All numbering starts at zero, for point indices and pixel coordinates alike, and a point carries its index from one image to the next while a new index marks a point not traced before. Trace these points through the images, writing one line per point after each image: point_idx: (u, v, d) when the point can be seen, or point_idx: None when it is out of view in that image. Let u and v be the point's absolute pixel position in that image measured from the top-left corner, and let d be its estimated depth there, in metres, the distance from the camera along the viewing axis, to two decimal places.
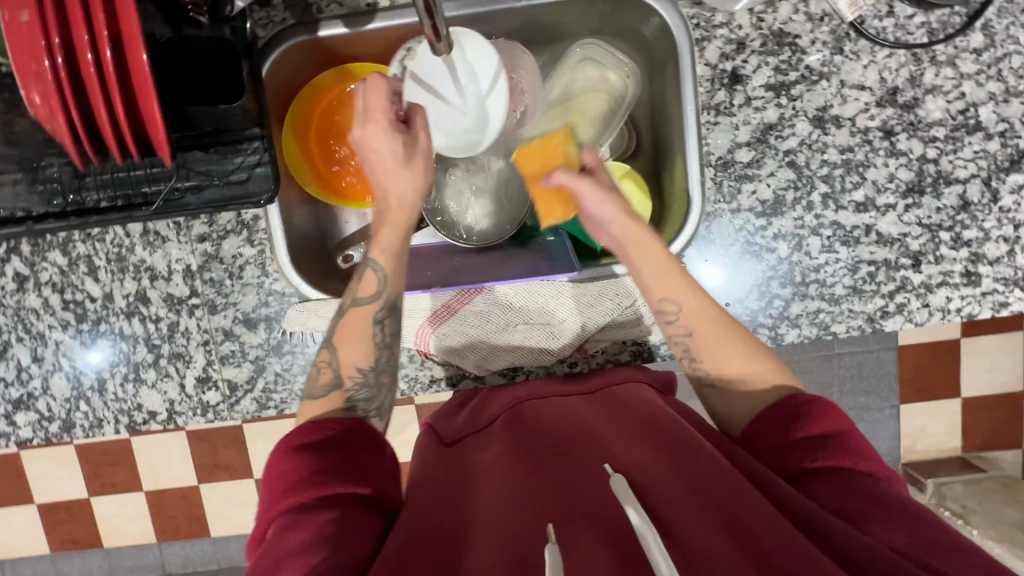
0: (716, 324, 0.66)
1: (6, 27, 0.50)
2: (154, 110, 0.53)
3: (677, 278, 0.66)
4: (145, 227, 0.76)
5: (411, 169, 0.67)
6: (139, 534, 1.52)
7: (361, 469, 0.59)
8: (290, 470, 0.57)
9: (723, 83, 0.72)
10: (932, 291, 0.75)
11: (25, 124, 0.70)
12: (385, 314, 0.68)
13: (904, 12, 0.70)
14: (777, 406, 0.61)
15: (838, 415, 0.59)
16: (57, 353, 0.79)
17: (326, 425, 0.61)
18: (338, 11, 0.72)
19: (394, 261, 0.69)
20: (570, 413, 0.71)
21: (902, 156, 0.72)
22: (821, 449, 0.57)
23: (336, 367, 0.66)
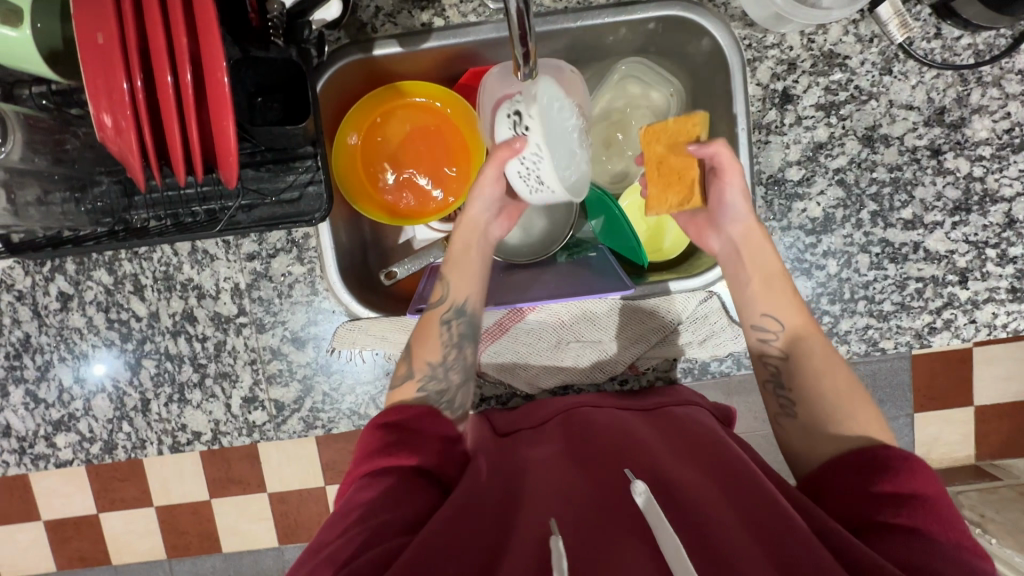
0: (815, 358, 0.67)
1: (83, 47, 0.50)
2: (228, 126, 0.53)
3: (784, 295, 0.69)
4: (193, 246, 0.75)
5: (486, 194, 0.74)
6: (148, 551, 1.49)
7: (421, 447, 0.62)
8: (367, 442, 0.62)
9: (774, 103, 0.73)
10: (978, 307, 0.75)
11: (77, 144, 0.68)
12: (455, 317, 0.72)
13: (951, 34, 0.71)
14: (869, 454, 0.59)
15: (928, 482, 0.55)
16: (103, 374, 0.78)
17: (405, 407, 0.65)
18: (392, 31, 0.72)
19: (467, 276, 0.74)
20: (625, 421, 0.70)
21: (949, 174, 0.73)
22: (906, 510, 0.54)
23: (410, 363, 0.69)
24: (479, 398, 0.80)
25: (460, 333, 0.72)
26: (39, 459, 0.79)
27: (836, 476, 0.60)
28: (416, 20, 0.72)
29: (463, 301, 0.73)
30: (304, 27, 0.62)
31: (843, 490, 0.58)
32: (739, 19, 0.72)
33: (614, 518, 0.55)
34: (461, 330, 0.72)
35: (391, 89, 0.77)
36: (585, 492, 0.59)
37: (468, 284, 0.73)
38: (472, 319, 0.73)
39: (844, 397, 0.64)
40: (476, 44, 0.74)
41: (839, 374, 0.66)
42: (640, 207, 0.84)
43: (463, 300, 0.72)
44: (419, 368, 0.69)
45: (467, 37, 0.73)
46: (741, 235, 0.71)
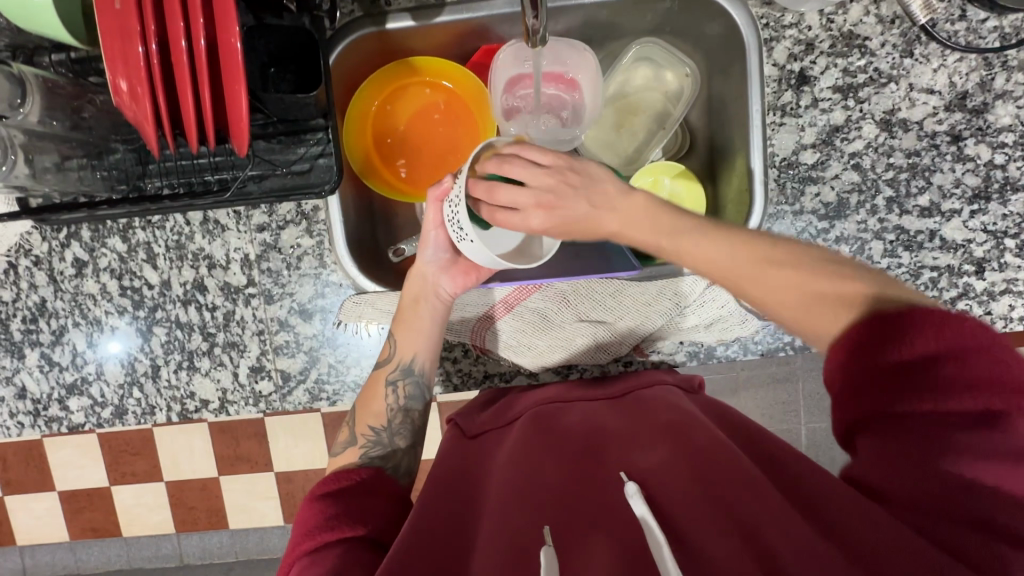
0: (774, 291, 0.54)
1: (99, 11, 0.51)
2: (241, 95, 0.54)
3: (702, 241, 0.57)
4: (205, 215, 0.76)
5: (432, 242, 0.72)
6: (157, 524, 1.52)
7: (367, 513, 0.62)
8: (310, 516, 0.61)
9: (791, 84, 0.72)
10: (994, 298, 0.74)
11: (93, 111, 0.69)
12: (400, 378, 0.73)
13: (977, 16, 0.70)
14: (880, 316, 0.47)
15: (954, 322, 0.44)
16: (115, 338, 0.79)
17: (346, 476, 0.66)
18: (405, 4, 0.72)
19: (412, 335, 0.73)
20: (592, 416, 0.71)
21: (969, 161, 0.72)
22: (920, 374, 0.44)
23: (354, 424, 0.72)
24: (483, 374, 0.79)
25: (407, 395, 0.74)
26: (53, 422, 0.81)
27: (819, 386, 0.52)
28: None
29: (409, 362, 0.73)
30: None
31: (847, 389, 0.47)
32: None
33: (577, 516, 0.56)
34: (406, 393, 0.74)
35: (403, 64, 0.77)
36: (550, 489, 0.60)
37: (413, 345, 0.73)
38: (419, 379, 0.74)
39: (813, 313, 0.52)
40: (489, 19, 0.74)
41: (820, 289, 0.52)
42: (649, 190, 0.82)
43: (410, 359, 0.74)
44: (362, 433, 0.71)
45: (480, 12, 0.72)
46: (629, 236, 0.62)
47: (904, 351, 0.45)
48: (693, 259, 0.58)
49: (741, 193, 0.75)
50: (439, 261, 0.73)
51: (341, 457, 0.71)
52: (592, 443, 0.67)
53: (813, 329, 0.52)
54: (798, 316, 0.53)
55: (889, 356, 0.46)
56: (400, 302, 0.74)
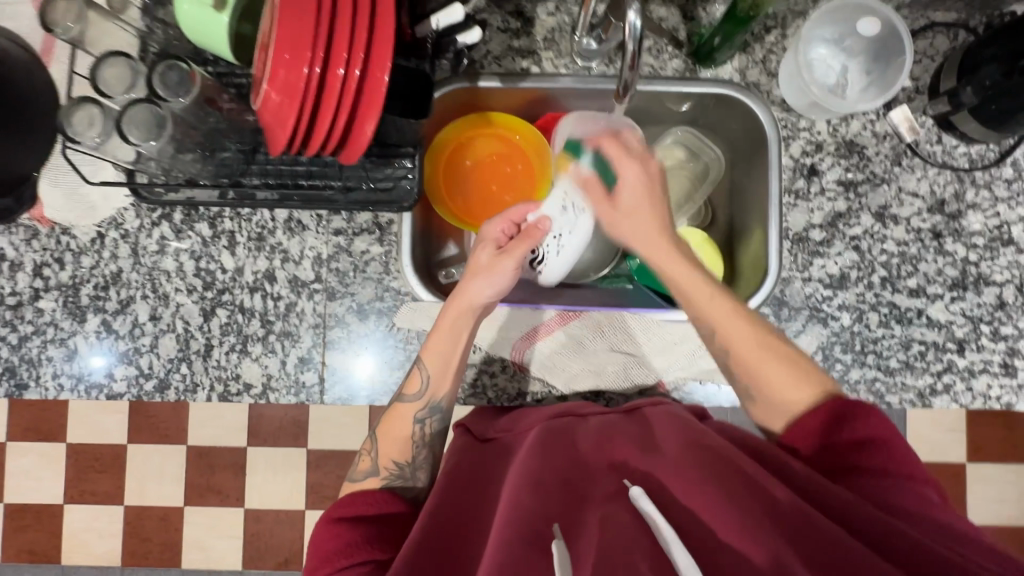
0: (751, 341, 0.73)
1: (281, 30, 0.63)
2: (370, 124, 0.66)
3: (712, 298, 0.74)
4: (290, 215, 0.85)
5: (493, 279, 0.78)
6: (104, 553, 1.36)
7: (387, 539, 0.65)
8: (328, 538, 0.65)
9: (803, 174, 0.87)
10: (974, 376, 0.84)
11: (219, 115, 0.79)
12: (429, 416, 0.79)
13: (950, 142, 0.86)
14: (829, 408, 0.66)
15: (884, 423, 0.63)
16: (154, 341, 0.84)
17: (365, 500, 0.70)
18: (495, 69, 0.88)
19: (441, 366, 0.79)
20: (605, 429, 0.74)
21: (949, 255, 0.85)
22: (872, 457, 0.61)
23: (376, 457, 0.76)
24: (516, 392, 0.84)
25: (434, 431, 0.79)
26: (94, 389, 0.83)
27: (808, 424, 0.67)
28: (517, 65, 0.88)
29: (438, 400, 0.78)
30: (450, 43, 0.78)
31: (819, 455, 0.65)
32: (780, 104, 0.88)
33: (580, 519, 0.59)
34: (432, 428, 0.79)
35: (484, 117, 0.91)
36: (557, 484, 0.64)
37: (443, 380, 0.79)
38: (443, 415, 0.79)
39: (782, 380, 0.71)
40: (561, 91, 0.89)
41: (775, 350, 0.72)
42: None
43: (438, 397, 0.79)
44: (385, 466, 0.76)
45: (555, 84, 0.88)
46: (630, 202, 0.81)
47: (849, 436, 0.63)
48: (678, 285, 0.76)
49: (756, 263, 0.88)
50: (490, 296, 0.78)
51: (359, 483, 0.74)
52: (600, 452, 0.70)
53: (781, 393, 0.71)
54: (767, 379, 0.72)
55: (846, 435, 0.64)
56: (440, 329, 0.79)
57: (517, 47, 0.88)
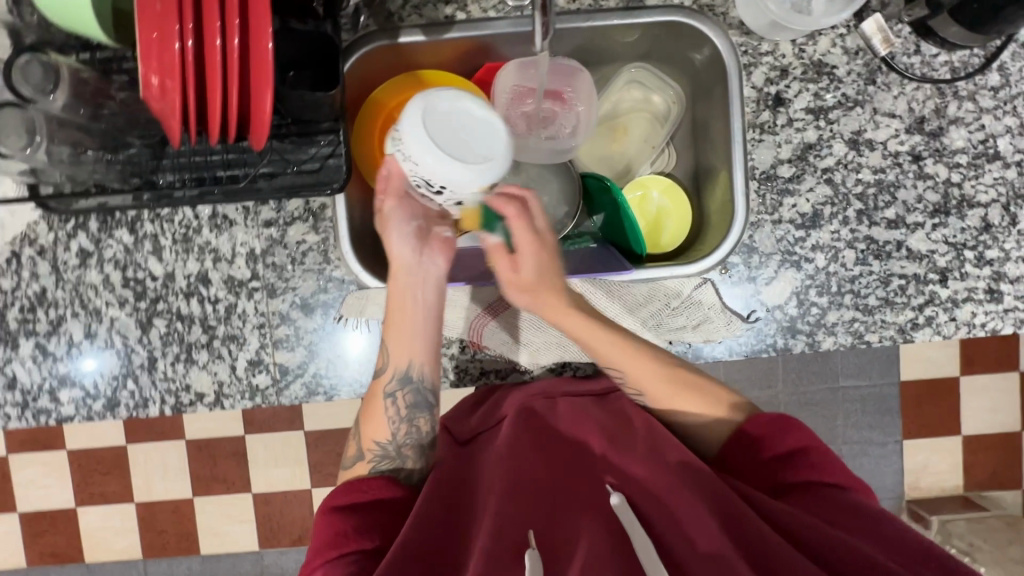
0: (659, 379, 0.74)
1: (140, 7, 0.55)
2: (267, 100, 0.58)
3: (625, 353, 0.73)
4: (214, 210, 0.78)
5: (398, 234, 0.71)
6: (125, 548, 1.39)
7: (378, 524, 0.64)
8: (325, 527, 0.63)
9: (768, 105, 0.78)
10: (958, 305, 0.80)
11: (113, 107, 0.72)
12: (399, 388, 0.73)
13: (930, 51, 0.78)
14: (743, 433, 0.70)
15: (810, 437, 0.67)
16: (98, 354, 0.80)
17: (362, 485, 0.67)
18: (417, 21, 0.78)
19: (402, 334, 0.72)
20: (577, 414, 0.73)
21: (929, 179, 0.79)
22: (793, 468, 0.66)
23: (360, 440, 0.73)
24: (479, 371, 0.81)
25: (408, 404, 0.73)
26: (41, 414, 0.80)
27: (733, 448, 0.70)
28: (440, 13, 0.78)
29: (406, 368, 0.73)
30: None
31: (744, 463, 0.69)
32: (737, 27, 0.78)
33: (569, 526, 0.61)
34: (407, 402, 0.73)
35: (412, 77, 0.81)
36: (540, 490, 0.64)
37: (405, 349, 0.72)
38: (418, 386, 0.73)
39: (678, 397, 0.74)
40: (494, 37, 0.79)
41: (685, 381, 0.74)
42: (638, 204, 0.89)
43: (406, 364, 0.72)
44: (369, 448, 0.72)
45: (485, 30, 0.78)
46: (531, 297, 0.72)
47: (771, 451, 0.68)
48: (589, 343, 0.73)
49: (724, 206, 0.82)
50: (412, 243, 0.71)
51: (350, 470, 0.71)
52: (578, 449, 0.70)
53: (698, 424, 0.74)
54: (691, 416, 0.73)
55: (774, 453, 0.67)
56: (389, 302, 0.73)
57: None
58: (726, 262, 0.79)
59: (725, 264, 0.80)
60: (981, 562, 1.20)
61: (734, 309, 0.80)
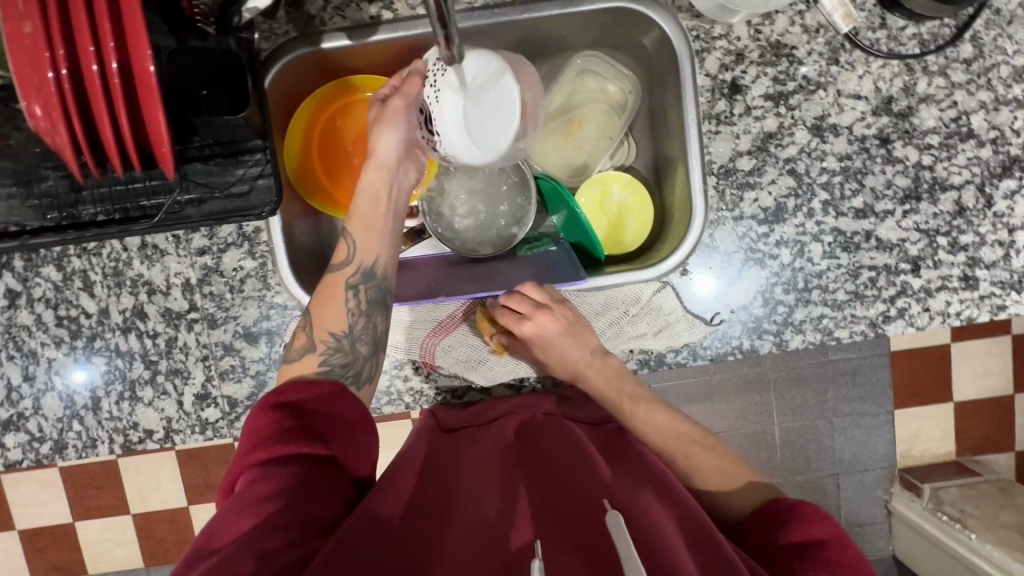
0: (688, 443, 0.76)
1: (9, 37, 0.50)
2: (160, 121, 0.53)
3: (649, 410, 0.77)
4: (143, 241, 0.74)
5: (392, 132, 0.71)
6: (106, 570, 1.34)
7: (331, 431, 0.58)
8: (264, 425, 0.56)
9: (724, 93, 0.73)
10: (931, 295, 0.76)
11: (19, 138, 0.69)
12: (362, 281, 0.68)
13: (896, 24, 0.72)
14: (772, 508, 0.65)
15: (826, 525, 0.60)
16: (87, 362, 0.76)
17: (308, 386, 0.60)
18: (340, 24, 0.72)
19: (367, 230, 0.70)
20: (569, 438, 0.72)
21: (899, 163, 0.74)
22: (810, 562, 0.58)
23: (309, 329, 0.66)
24: (435, 391, 0.78)
25: (369, 299, 0.68)
26: None
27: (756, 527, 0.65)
28: (364, 13, 0.72)
29: (371, 263, 0.69)
30: (235, 14, 0.62)
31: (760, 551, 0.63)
32: (687, 10, 0.72)
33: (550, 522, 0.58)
34: (369, 297, 0.68)
35: (347, 82, 0.77)
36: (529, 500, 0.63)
37: (374, 244, 0.70)
38: (381, 283, 0.69)
39: (723, 474, 0.73)
40: (425, 36, 0.73)
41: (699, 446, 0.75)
42: (599, 200, 0.85)
43: (371, 260, 0.69)
44: (321, 339, 0.66)
45: (416, 29, 0.72)
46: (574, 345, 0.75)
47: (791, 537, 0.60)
48: (645, 425, 0.76)
49: (682, 201, 0.77)
50: (401, 149, 0.72)
51: (296, 362, 0.65)
52: (570, 456, 0.68)
53: (716, 493, 0.72)
54: (707, 477, 0.73)
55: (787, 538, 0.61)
56: (360, 197, 0.72)
57: None
58: (686, 263, 0.76)
59: (685, 265, 0.76)
60: (973, 530, 1.13)
61: (696, 312, 0.76)
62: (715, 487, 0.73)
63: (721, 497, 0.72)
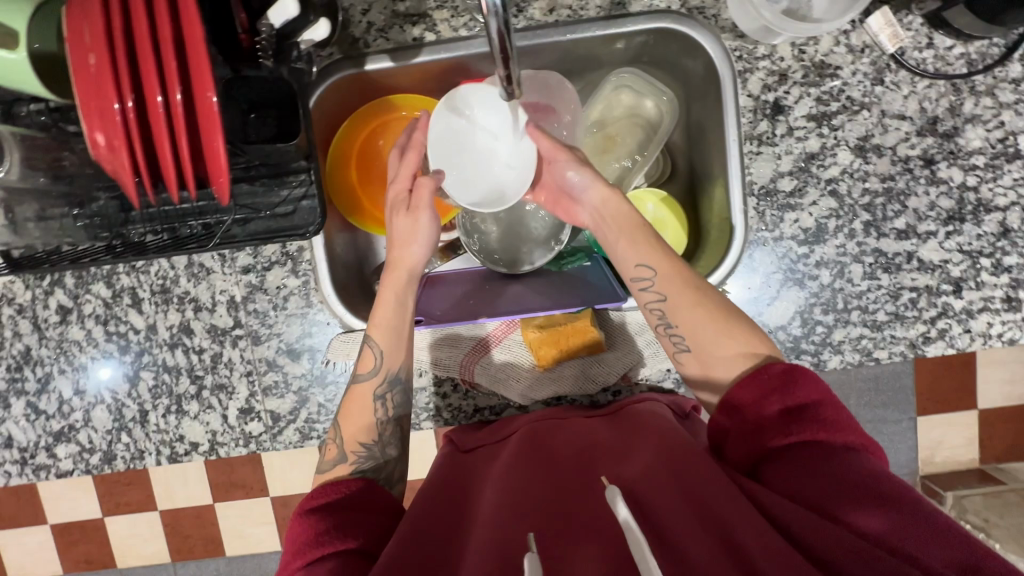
0: (702, 317, 0.62)
1: (77, 69, 0.52)
2: (218, 146, 0.54)
3: (651, 239, 0.66)
4: (190, 259, 0.76)
5: (420, 237, 0.70)
6: None
7: (363, 524, 0.59)
8: (301, 531, 0.58)
9: (766, 114, 0.73)
10: (973, 316, 0.75)
11: (73, 159, 0.70)
12: (387, 390, 0.69)
13: (944, 44, 0.71)
14: (754, 378, 0.57)
15: (818, 387, 0.56)
16: (116, 364, 0.78)
17: (338, 486, 0.62)
18: (384, 46, 0.73)
19: (395, 339, 0.69)
20: (582, 436, 0.70)
21: (943, 184, 0.73)
22: (795, 423, 0.54)
23: (340, 442, 0.67)
24: (474, 408, 0.81)
25: (397, 404, 0.70)
26: (41, 470, 0.80)
27: (742, 381, 0.58)
28: (408, 35, 0.73)
29: (395, 371, 0.69)
30: (292, 46, 0.64)
31: (737, 422, 0.57)
32: (730, 30, 0.72)
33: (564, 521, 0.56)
34: (395, 401, 0.70)
35: (385, 102, 0.77)
36: (539, 492, 0.61)
37: (398, 353, 0.69)
38: (405, 387, 0.71)
39: (723, 328, 0.61)
40: (466, 57, 0.73)
41: (720, 317, 0.62)
42: None
43: (396, 369, 0.69)
44: (352, 450, 0.66)
45: (458, 51, 0.72)
46: (602, 203, 0.69)
47: (772, 405, 0.55)
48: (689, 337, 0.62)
49: (722, 220, 0.76)
50: (425, 251, 0.71)
51: (328, 473, 0.65)
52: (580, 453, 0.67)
53: (718, 348, 0.61)
54: (721, 334, 0.61)
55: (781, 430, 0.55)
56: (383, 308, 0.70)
57: (405, 12, 0.72)
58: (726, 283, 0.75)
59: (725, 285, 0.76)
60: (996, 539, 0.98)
61: None
62: (704, 342, 0.61)
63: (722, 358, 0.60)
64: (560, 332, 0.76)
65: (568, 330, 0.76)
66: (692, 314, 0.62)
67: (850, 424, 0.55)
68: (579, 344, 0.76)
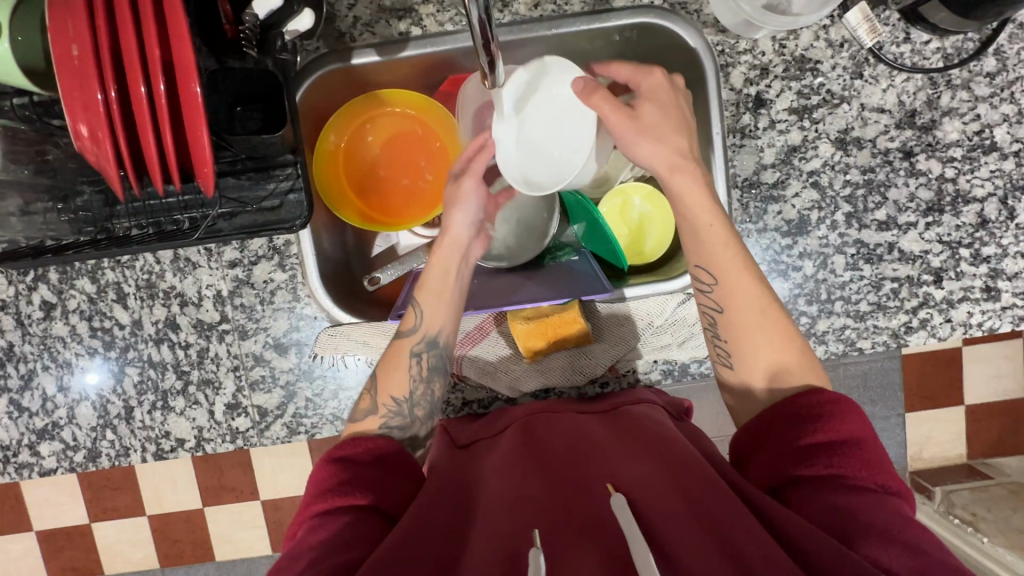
0: (753, 322, 0.65)
1: (58, 61, 0.52)
2: (203, 139, 0.54)
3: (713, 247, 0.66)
4: (176, 254, 0.76)
5: (464, 211, 0.73)
6: None
7: (382, 486, 0.60)
8: (324, 477, 0.60)
9: (748, 108, 0.74)
10: (953, 306, 0.76)
11: (57, 153, 0.70)
12: (425, 350, 0.71)
13: (920, 38, 0.73)
14: (802, 401, 0.59)
15: (861, 424, 0.57)
16: (102, 365, 0.78)
17: (362, 443, 0.64)
18: (370, 40, 0.73)
19: (441, 305, 0.72)
20: (580, 431, 0.70)
21: (922, 176, 0.74)
22: (835, 455, 0.55)
23: (375, 392, 0.69)
24: (462, 402, 0.81)
25: (431, 366, 0.71)
26: (23, 468, 0.79)
27: (799, 402, 0.60)
28: (394, 30, 0.73)
29: (435, 334, 0.72)
30: (275, 36, 0.65)
31: (778, 444, 0.59)
32: (712, 25, 0.74)
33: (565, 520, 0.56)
34: (430, 363, 0.71)
35: (371, 98, 0.77)
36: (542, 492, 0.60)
37: (440, 314, 0.72)
38: (442, 351, 0.72)
39: (775, 339, 0.65)
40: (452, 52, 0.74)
41: (774, 331, 0.65)
42: (619, 210, 0.84)
43: (437, 331, 0.72)
44: (382, 405, 0.69)
45: (444, 46, 0.73)
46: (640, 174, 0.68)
47: (820, 432, 0.57)
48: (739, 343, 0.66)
49: None
50: (469, 230, 0.74)
51: (359, 424, 0.68)
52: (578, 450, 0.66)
53: (761, 355, 0.65)
54: (773, 345, 0.65)
55: (812, 444, 0.57)
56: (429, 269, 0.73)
57: (390, 6, 0.73)
58: None
59: None
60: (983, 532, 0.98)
61: None
62: (746, 350, 0.66)
63: (766, 362, 0.64)
64: (547, 324, 0.76)
65: (556, 322, 0.76)
66: (746, 319, 0.65)
67: (887, 468, 0.55)
68: (566, 338, 0.77)
